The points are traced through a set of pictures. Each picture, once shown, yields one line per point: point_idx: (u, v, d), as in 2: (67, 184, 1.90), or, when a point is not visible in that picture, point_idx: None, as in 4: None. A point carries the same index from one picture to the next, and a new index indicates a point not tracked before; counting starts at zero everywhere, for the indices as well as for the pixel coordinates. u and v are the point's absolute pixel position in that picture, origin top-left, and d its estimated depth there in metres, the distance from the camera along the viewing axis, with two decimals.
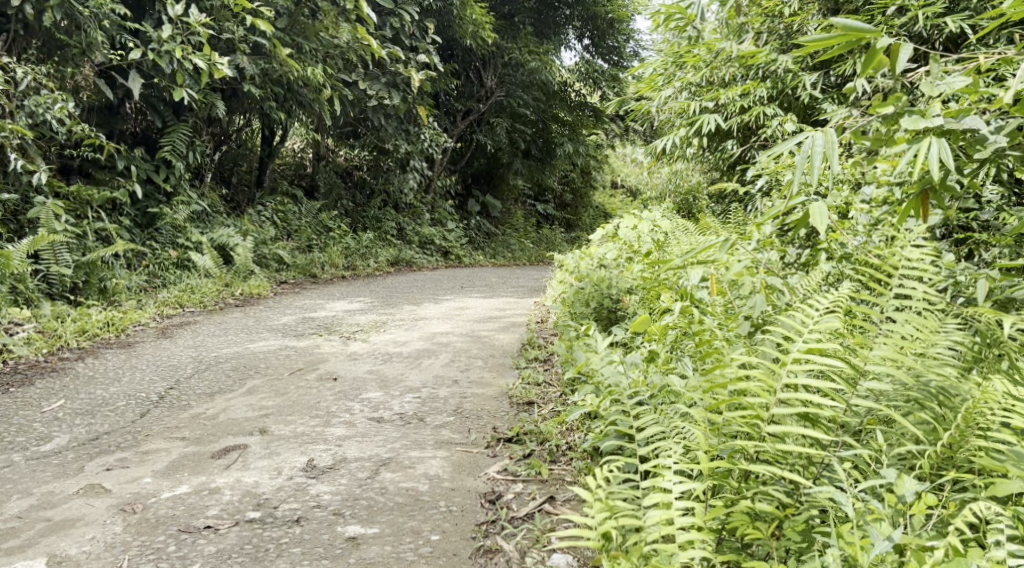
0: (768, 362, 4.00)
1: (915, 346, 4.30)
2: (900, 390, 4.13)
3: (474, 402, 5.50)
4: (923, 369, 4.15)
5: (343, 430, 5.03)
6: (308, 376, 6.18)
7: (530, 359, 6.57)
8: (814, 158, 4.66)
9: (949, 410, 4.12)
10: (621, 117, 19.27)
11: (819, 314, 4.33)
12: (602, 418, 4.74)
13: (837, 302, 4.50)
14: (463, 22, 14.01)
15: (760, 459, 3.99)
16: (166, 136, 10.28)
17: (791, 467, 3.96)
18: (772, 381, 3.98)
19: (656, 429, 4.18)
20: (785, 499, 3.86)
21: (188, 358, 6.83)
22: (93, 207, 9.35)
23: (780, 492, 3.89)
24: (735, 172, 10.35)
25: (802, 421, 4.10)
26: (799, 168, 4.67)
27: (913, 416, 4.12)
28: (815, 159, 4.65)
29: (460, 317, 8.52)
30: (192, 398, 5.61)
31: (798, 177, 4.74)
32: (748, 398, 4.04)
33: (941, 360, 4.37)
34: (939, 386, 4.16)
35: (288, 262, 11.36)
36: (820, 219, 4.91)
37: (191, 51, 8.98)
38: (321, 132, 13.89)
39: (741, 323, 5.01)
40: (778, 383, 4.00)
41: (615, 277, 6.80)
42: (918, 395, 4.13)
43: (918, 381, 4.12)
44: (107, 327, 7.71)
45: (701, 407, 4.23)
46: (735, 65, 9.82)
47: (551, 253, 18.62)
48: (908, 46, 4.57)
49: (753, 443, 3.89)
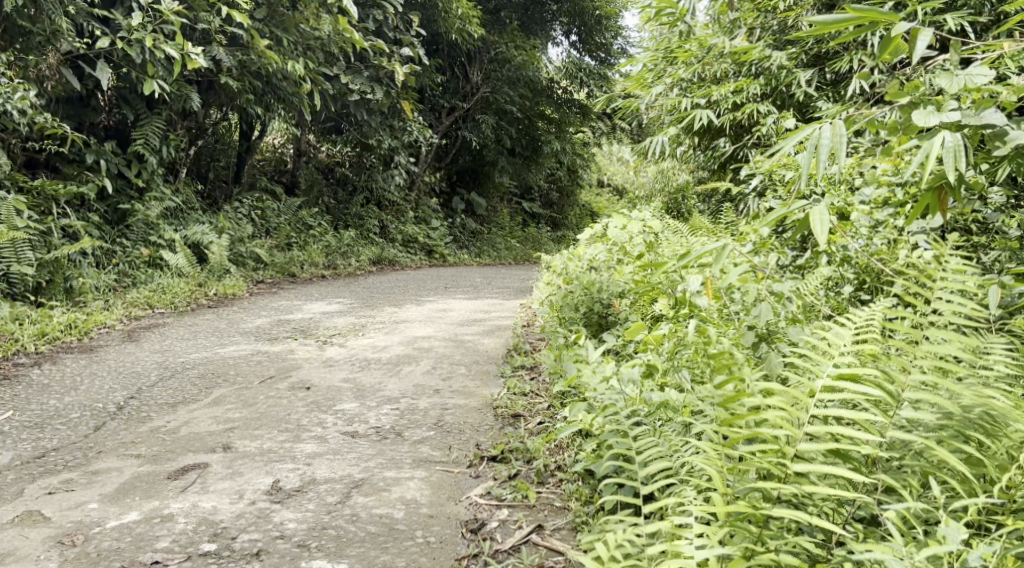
0: (794, 391, 3.69)
1: (956, 370, 3.98)
2: (940, 420, 3.81)
3: (457, 414, 5.14)
4: (965, 396, 3.82)
5: (313, 447, 4.65)
6: (280, 385, 5.80)
7: (517, 367, 6.21)
8: (821, 152, 4.30)
9: (997, 443, 3.79)
10: (608, 114, 18.96)
11: (851, 335, 4.00)
12: (595, 437, 4.42)
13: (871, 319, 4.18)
14: (448, 16, 13.64)
15: (785, 502, 3.66)
16: (138, 129, 9.89)
17: (819, 511, 3.64)
18: (798, 412, 3.66)
19: (666, 464, 3.86)
20: (814, 550, 3.54)
21: (152, 363, 6.45)
22: (58, 203, 8.99)
23: (809, 541, 3.56)
24: (727, 172, 10.02)
25: (830, 457, 3.77)
26: (804, 163, 4.31)
27: (958, 451, 3.78)
28: (820, 154, 4.29)
29: (442, 319, 8.15)
30: (153, 409, 5.24)
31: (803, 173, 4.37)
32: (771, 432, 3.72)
33: (985, 383, 4.04)
34: (986, 416, 3.83)
35: (265, 261, 10.97)
36: (821, 226, 4.64)
37: (162, 40, 8.59)
38: (302, 127, 13.49)
39: (744, 332, 4.66)
40: (804, 414, 3.69)
41: (605, 280, 6.44)
42: (960, 425, 3.80)
43: (960, 410, 3.80)
44: (69, 330, 7.36)
45: (717, 438, 3.91)
46: (728, 61, 9.50)
47: (537, 252, 18.26)
48: (929, 32, 4.25)
49: (776, 486, 3.56)
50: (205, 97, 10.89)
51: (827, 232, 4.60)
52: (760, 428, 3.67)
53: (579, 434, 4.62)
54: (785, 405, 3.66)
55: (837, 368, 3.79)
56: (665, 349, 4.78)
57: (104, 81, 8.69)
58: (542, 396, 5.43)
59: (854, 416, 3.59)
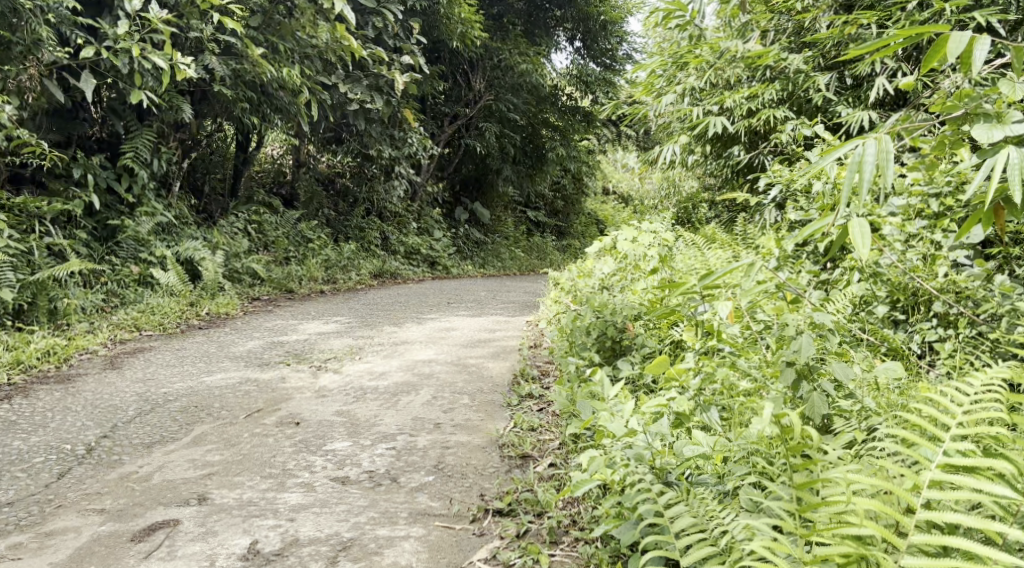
0: (899, 492, 3.38)
1: None
2: None
3: (459, 454, 4.70)
4: None
5: (298, 497, 4.32)
6: (267, 420, 5.33)
7: (524, 397, 5.75)
8: (866, 169, 3.86)
9: None
10: (614, 122, 18.51)
11: (961, 416, 3.60)
12: (615, 494, 4.05)
13: (982, 393, 3.76)
14: (450, 21, 13.19)
15: None
16: (128, 142, 9.40)
17: None
18: (903, 519, 3.34)
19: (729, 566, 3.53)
20: None
21: (132, 396, 5.99)
22: (43, 220, 8.53)
23: None
24: (742, 181, 9.49)
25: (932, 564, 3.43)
26: (847, 183, 3.88)
27: None
28: (863, 172, 3.85)
29: (445, 340, 7.68)
30: (126, 451, 4.79)
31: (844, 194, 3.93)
32: (862, 539, 3.38)
33: None
34: None
35: (263, 276, 10.53)
36: (862, 236, 4.22)
37: (150, 50, 8.17)
38: (301, 138, 13.05)
39: (783, 369, 4.10)
40: (907, 519, 3.38)
41: (619, 302, 5.89)
42: None
43: None
44: (47, 357, 6.96)
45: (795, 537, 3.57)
46: (741, 66, 8.96)
47: (543, 263, 17.78)
48: (987, 41, 3.74)
49: None
50: (199, 108, 10.45)
51: (868, 244, 4.19)
52: (855, 533, 3.35)
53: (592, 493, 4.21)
54: (886, 508, 3.36)
55: (946, 462, 3.47)
56: (692, 391, 4.35)
57: (89, 93, 8.23)
58: (553, 432, 4.98)
59: (964, 529, 3.24)
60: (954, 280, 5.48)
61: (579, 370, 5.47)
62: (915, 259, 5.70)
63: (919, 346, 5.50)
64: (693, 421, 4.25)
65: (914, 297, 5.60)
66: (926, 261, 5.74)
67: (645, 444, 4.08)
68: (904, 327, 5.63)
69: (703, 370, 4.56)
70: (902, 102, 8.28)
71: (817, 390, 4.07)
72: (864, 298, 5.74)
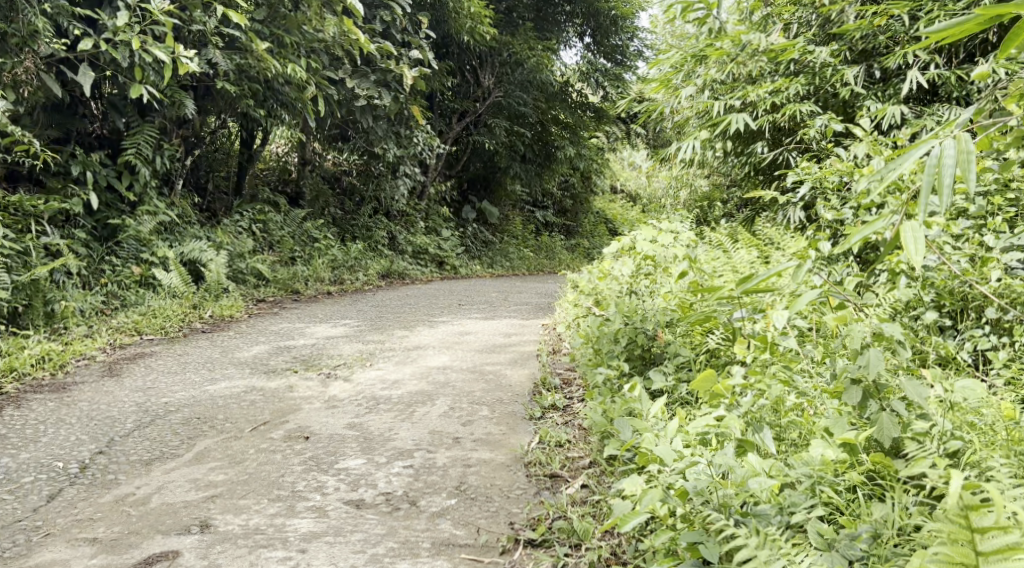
0: None
1: None
2: None
3: (482, 473, 4.43)
4: None
5: (308, 524, 4.03)
6: (275, 433, 4.99)
7: (547, 408, 5.42)
8: (944, 170, 3.71)
9: None
10: (624, 119, 18.10)
11: None
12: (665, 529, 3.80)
13: None
14: (459, 16, 12.78)
15: None
16: (129, 137, 9.03)
17: None
18: None
19: None
20: None
21: (131, 405, 5.66)
22: (39, 220, 8.16)
23: None
24: (765, 179, 9.06)
25: None
26: (923, 184, 3.71)
27: None
28: (940, 173, 3.71)
29: (460, 345, 7.31)
30: (122, 469, 4.46)
31: (919, 197, 3.74)
32: None
33: None
34: None
35: (268, 277, 10.17)
36: (915, 243, 3.91)
37: (150, 42, 7.78)
38: (308, 134, 12.69)
39: (850, 388, 3.89)
40: None
41: (647, 307, 5.58)
42: None
43: None
44: (42, 363, 6.63)
45: None
46: (765, 59, 8.52)
47: (553, 262, 17.38)
48: None
49: None
50: (203, 103, 10.06)
51: (922, 250, 3.88)
52: None
53: (638, 528, 3.96)
54: None
55: None
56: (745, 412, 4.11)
57: (86, 87, 7.85)
58: (582, 449, 4.66)
59: None
60: (1011, 285, 5.18)
61: (608, 381, 5.15)
62: (963, 262, 5.41)
63: (970, 355, 5.16)
64: (754, 448, 4.01)
65: (963, 303, 5.30)
66: (975, 263, 5.46)
67: (701, 475, 3.83)
68: (952, 334, 5.29)
69: (754, 388, 4.31)
70: (933, 96, 7.89)
71: (886, 410, 3.86)
72: (908, 303, 5.39)
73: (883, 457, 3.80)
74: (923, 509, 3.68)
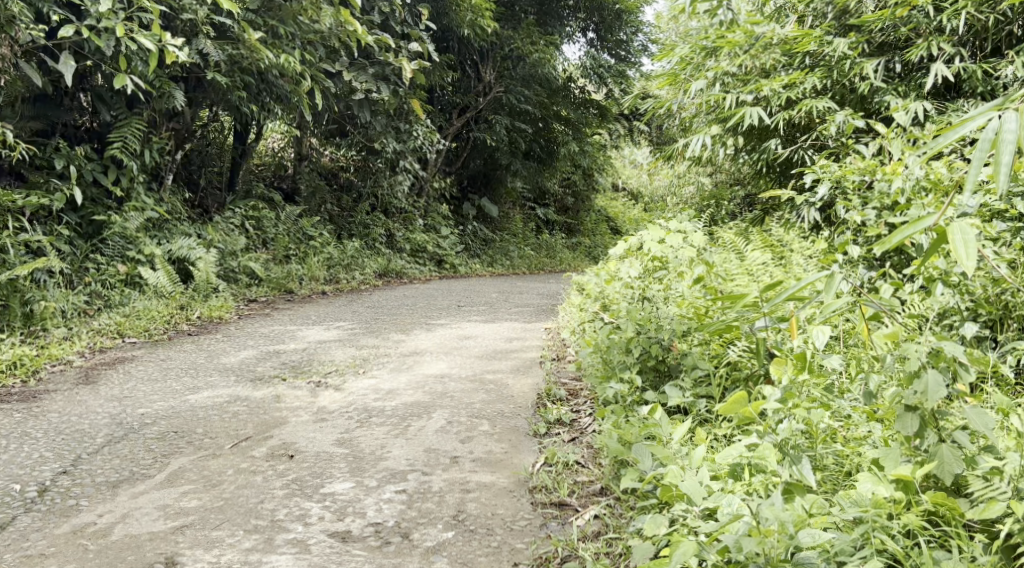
0: None
1: None
2: None
3: (482, 500, 4.15)
4: None
5: (287, 561, 3.80)
6: (257, 451, 4.57)
7: (552, 421, 5.02)
8: (1004, 147, 3.32)
9: None
10: (626, 116, 17.65)
11: None
12: None
13: None
14: (460, 8, 12.34)
15: None
16: (116, 130, 8.53)
17: None
18: None
19: None
20: None
21: (103, 417, 5.25)
22: (19, 216, 7.68)
23: None
24: (777, 176, 8.56)
25: None
26: (976, 163, 3.31)
27: None
28: (997, 149, 3.33)
29: (461, 351, 6.89)
30: (84, 493, 4.22)
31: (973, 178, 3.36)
32: None
33: None
34: None
35: (261, 276, 9.76)
36: (964, 245, 3.58)
37: (136, 30, 7.27)
38: (303, 129, 12.26)
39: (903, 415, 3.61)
40: None
41: (661, 313, 5.14)
42: None
43: None
44: (12, 370, 6.22)
45: None
46: (779, 52, 8.02)
47: (554, 260, 16.95)
48: None
49: None
50: (193, 96, 9.57)
51: (972, 254, 3.55)
52: None
53: None
54: None
55: None
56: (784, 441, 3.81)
57: (67, 78, 7.35)
58: (593, 472, 4.34)
59: None
60: None
61: (619, 395, 4.77)
62: (1003, 268, 5.01)
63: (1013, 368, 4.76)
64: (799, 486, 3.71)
65: (1003, 312, 4.93)
66: (1015, 269, 5.08)
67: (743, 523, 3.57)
68: (990, 345, 4.91)
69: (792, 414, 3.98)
70: (957, 93, 7.42)
71: (946, 441, 3.58)
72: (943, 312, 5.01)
73: (946, 498, 3.53)
74: (995, 561, 3.43)
